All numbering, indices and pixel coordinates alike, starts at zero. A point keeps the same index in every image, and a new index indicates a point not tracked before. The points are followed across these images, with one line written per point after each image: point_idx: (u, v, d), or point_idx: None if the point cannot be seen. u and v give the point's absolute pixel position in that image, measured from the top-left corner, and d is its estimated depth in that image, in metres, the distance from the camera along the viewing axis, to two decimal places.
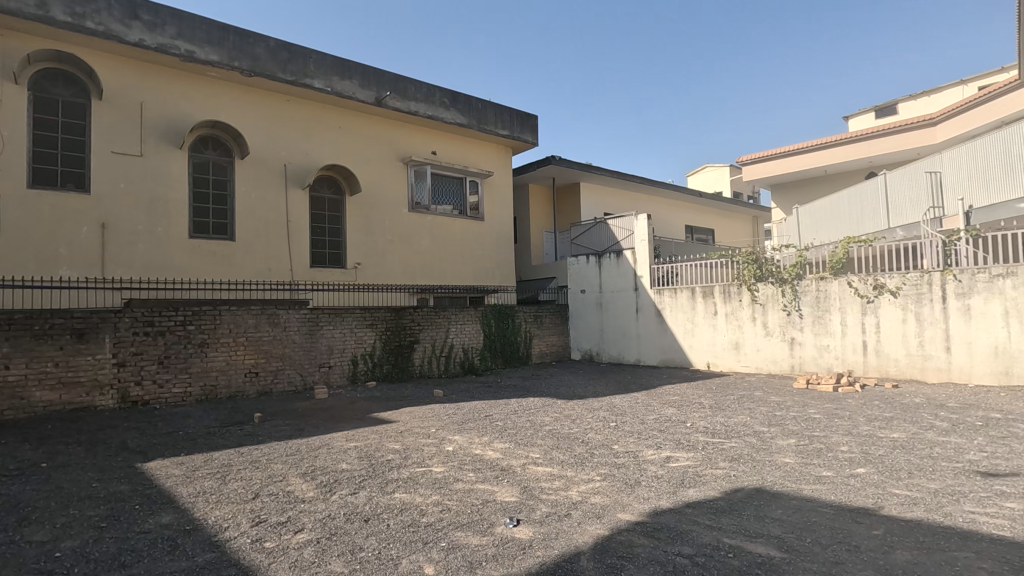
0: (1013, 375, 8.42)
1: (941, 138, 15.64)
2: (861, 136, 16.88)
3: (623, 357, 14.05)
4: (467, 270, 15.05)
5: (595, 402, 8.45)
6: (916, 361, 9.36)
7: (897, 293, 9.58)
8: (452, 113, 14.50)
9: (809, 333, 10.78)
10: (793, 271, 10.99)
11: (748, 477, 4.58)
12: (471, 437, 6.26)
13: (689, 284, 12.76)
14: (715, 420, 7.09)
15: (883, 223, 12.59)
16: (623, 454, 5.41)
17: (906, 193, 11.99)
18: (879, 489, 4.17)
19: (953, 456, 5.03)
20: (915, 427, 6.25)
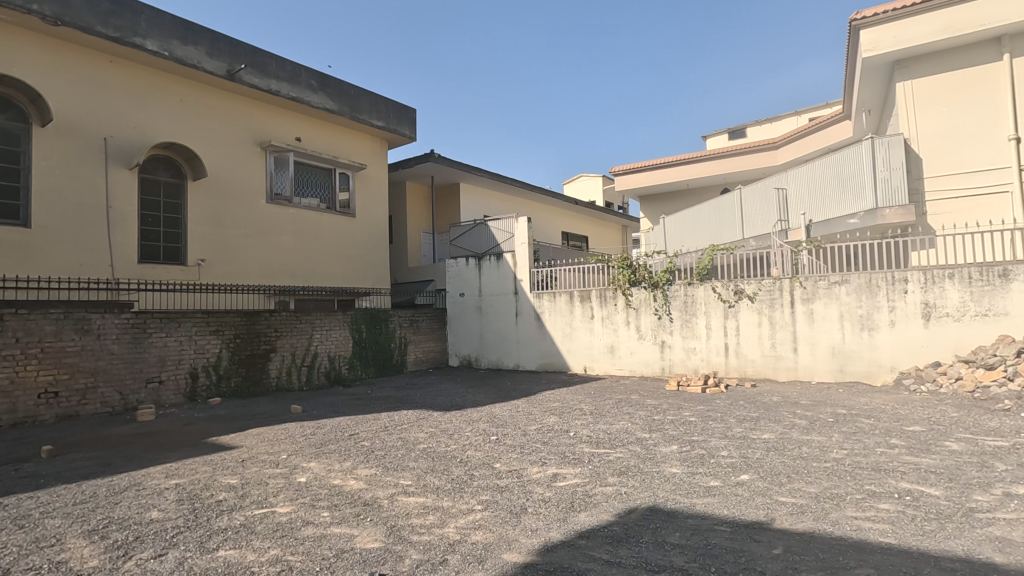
0: (846, 372, 9.30)
1: (782, 159, 17.38)
2: (718, 154, 18.25)
3: (503, 362, 13.71)
4: (337, 270, 13.74)
5: (474, 413, 7.86)
6: (770, 361, 10.04)
7: (753, 298, 10.21)
8: (321, 97, 13.16)
9: (677, 336, 11.16)
10: (664, 276, 11.30)
11: (638, 493, 4.25)
12: (330, 463, 5.32)
13: (568, 288, 12.71)
14: (597, 427, 6.84)
15: (737, 233, 13.53)
16: (506, 474, 4.85)
17: (759, 206, 12.98)
18: (767, 498, 4.04)
19: (821, 455, 5.17)
20: (780, 426, 6.47)
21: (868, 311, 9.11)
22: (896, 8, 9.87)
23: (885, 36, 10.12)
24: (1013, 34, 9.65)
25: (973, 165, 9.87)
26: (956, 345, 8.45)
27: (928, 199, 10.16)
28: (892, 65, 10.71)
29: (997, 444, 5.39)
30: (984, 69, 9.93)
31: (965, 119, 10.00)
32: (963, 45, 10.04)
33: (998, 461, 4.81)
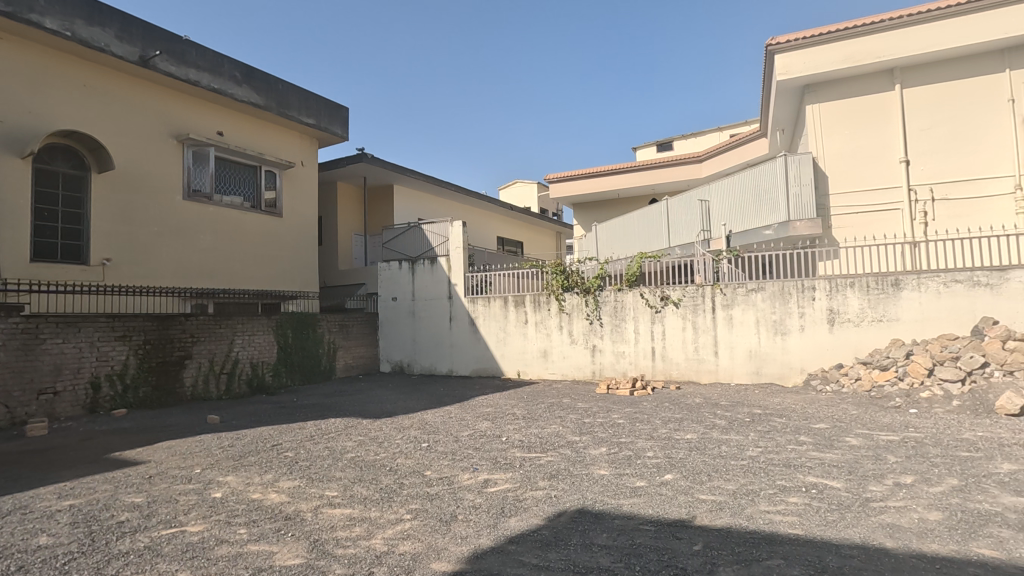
0: (761, 374, 9.91)
1: (705, 172, 18.33)
2: (647, 165, 18.98)
3: (436, 367, 13.56)
4: (261, 273, 13.08)
5: (406, 420, 7.70)
6: (693, 364, 10.52)
7: (678, 304, 10.67)
8: (245, 91, 12.51)
9: (608, 340, 11.47)
10: (595, 282, 11.58)
11: (568, 496, 4.31)
12: (249, 476, 5.03)
13: (502, 293, 12.75)
14: (529, 431, 6.89)
15: (664, 242, 14.10)
16: (436, 482, 4.77)
17: (684, 216, 13.60)
18: (688, 496, 4.21)
19: (738, 454, 5.46)
20: (702, 427, 6.78)
21: (780, 317, 9.75)
22: (807, 37, 10.69)
23: (797, 61, 10.93)
24: (904, 67, 10.68)
25: (871, 184, 10.82)
26: (856, 348, 9.21)
27: (832, 214, 11.03)
28: (802, 89, 11.57)
29: (889, 438, 5.92)
30: (880, 97, 10.93)
31: (863, 141, 10.95)
32: (863, 74, 11.00)
33: (890, 454, 5.28)
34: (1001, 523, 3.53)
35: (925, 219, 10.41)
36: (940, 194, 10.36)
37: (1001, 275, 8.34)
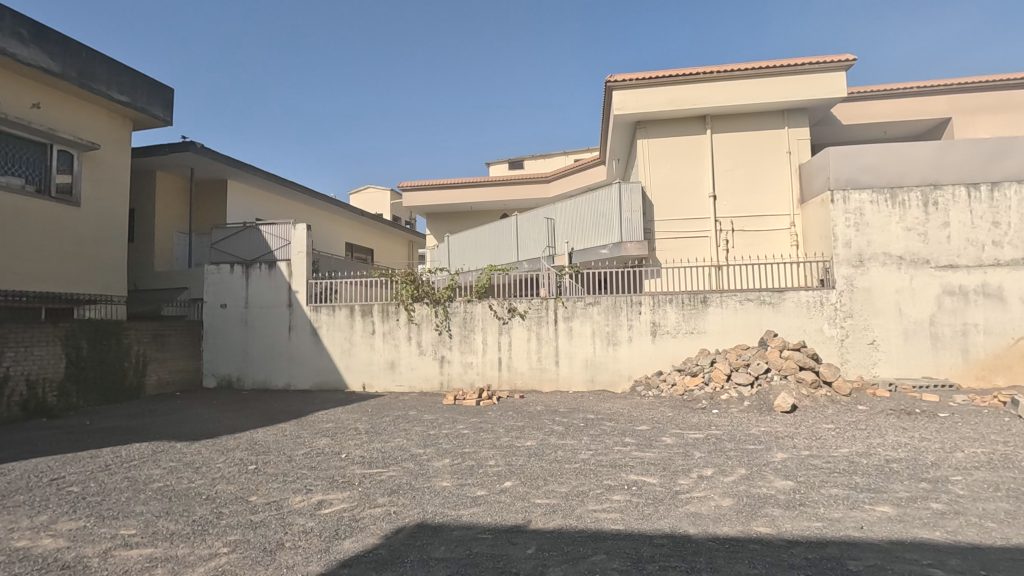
0: (595, 381, 10.72)
1: (552, 192, 19.49)
2: (499, 181, 19.59)
3: (270, 381, 12.46)
4: (47, 272, 10.87)
5: (230, 441, 6.94)
6: (536, 373, 11.03)
7: (524, 316, 11.12)
8: (34, 52, 10.40)
9: (456, 351, 11.54)
10: (446, 293, 11.59)
11: (407, 511, 4.22)
12: (14, 521, 4.10)
13: (348, 302, 12.15)
14: (371, 446, 6.62)
15: (513, 256, 14.66)
16: (263, 508, 4.35)
17: (531, 232, 14.26)
18: (525, 501, 4.38)
19: (571, 457, 5.82)
20: (541, 433, 7.13)
21: (613, 329, 10.67)
22: (640, 79, 11.95)
23: (631, 99, 12.16)
24: (714, 115, 12.45)
25: (687, 214, 12.40)
26: (673, 357, 10.43)
27: (657, 238, 12.42)
28: (634, 125, 12.90)
29: (696, 435, 6.78)
30: (695, 139, 12.60)
31: (682, 176, 12.53)
32: (683, 118, 12.59)
33: (696, 450, 6.05)
34: (775, 503, 4.22)
35: (727, 246, 12.22)
36: (738, 226, 12.24)
37: (780, 296, 10.08)
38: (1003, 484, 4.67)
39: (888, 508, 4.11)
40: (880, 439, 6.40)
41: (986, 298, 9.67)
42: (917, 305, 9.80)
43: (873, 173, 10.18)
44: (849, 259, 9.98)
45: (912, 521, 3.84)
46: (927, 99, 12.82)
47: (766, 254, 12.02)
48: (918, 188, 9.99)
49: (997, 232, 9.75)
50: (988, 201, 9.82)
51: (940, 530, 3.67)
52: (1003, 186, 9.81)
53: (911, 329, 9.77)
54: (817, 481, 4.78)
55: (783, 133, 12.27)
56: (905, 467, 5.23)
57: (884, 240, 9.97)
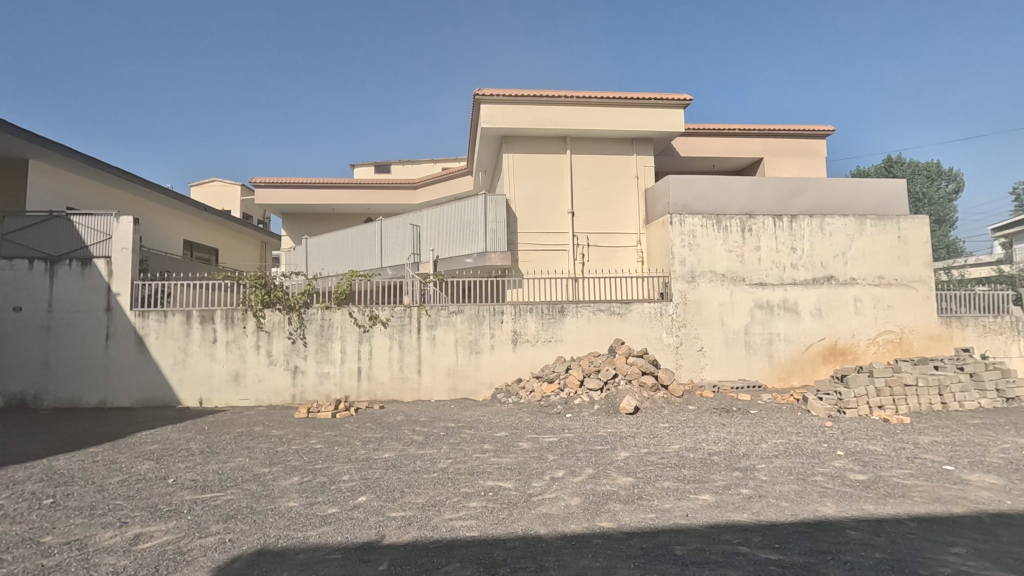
0: (457, 390, 10.77)
1: (419, 200, 19.26)
2: (364, 184, 18.88)
3: (80, 399, 10.64)
4: None
5: (20, 472, 5.77)
6: (397, 383, 10.77)
7: (386, 324, 10.78)
8: None
9: (311, 360, 10.84)
10: (301, 298, 10.84)
11: (246, 537, 3.85)
12: None
13: (185, 307, 10.81)
14: (206, 468, 5.94)
15: (377, 262, 14.20)
16: (60, 549, 3.68)
17: (396, 238, 13.93)
18: (380, 516, 4.24)
19: (430, 467, 5.76)
20: (400, 444, 6.96)
21: (476, 337, 10.81)
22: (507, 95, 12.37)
23: (498, 114, 12.53)
24: (573, 137, 13.29)
25: (548, 227, 13.05)
26: (532, 364, 10.86)
27: (519, 249, 12.88)
28: (501, 139, 13.29)
29: (550, 439, 7.10)
30: (556, 158, 13.32)
31: (543, 192, 13.16)
32: (545, 137, 13.25)
33: (550, 453, 6.34)
34: (617, 499, 4.57)
35: (582, 259, 13.06)
36: (593, 241, 13.16)
37: (627, 306, 11.02)
38: (794, 468, 5.56)
39: (708, 496, 4.66)
40: (705, 435, 7.26)
41: (786, 311, 11.50)
42: (736, 317, 11.31)
43: (703, 201, 11.70)
44: (684, 274, 11.23)
45: (726, 506, 4.40)
46: (745, 140, 14.94)
47: (617, 268, 13.05)
48: (738, 216, 11.58)
49: (795, 256, 11.66)
50: (788, 230, 11.71)
51: (747, 511, 4.26)
52: (799, 218, 11.78)
53: (731, 338, 11.25)
54: (653, 476, 5.28)
55: (632, 159, 13.49)
56: (723, 459, 5.99)
57: (711, 259, 11.37)
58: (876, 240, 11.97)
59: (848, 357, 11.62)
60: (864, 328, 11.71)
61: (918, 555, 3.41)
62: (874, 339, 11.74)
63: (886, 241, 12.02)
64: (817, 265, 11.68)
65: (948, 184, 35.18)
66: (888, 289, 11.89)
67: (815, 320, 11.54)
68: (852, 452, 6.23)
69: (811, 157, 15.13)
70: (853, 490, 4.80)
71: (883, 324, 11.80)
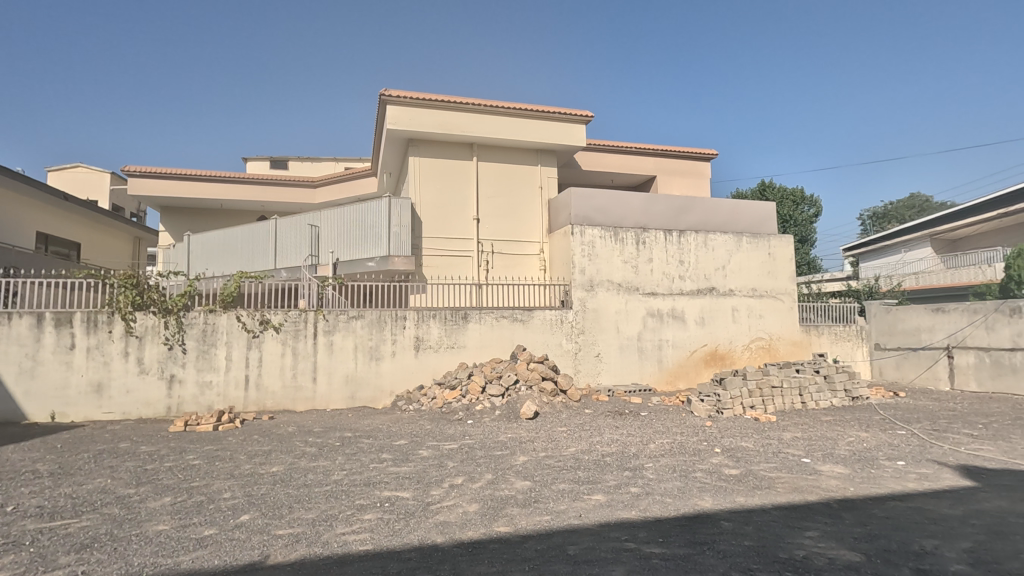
0: (355, 398, 10.38)
1: (319, 199, 18.38)
2: (258, 180, 17.68)
3: None
4: None
5: None
6: (289, 392, 10.16)
7: (278, 329, 10.13)
8: None
9: (191, 368, 9.91)
10: (180, 301, 9.88)
11: (103, 569, 3.42)
12: None
13: (34, 308, 9.38)
14: (56, 492, 5.21)
15: (270, 263, 13.34)
16: None
17: (291, 239, 13.18)
18: (264, 535, 3.96)
19: (323, 480, 5.49)
20: (290, 457, 6.57)
21: (376, 343, 10.49)
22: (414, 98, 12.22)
23: (404, 116, 12.31)
24: (480, 144, 13.40)
25: (453, 233, 13.01)
26: (433, 371, 10.74)
27: (424, 254, 12.71)
28: (407, 142, 13.08)
29: (451, 446, 7.06)
30: (463, 165, 13.34)
31: (449, 198, 13.11)
32: (452, 143, 13.23)
33: (449, 460, 6.30)
34: (514, 503, 4.64)
35: (487, 266, 13.16)
36: (497, 249, 13.31)
37: (529, 313, 11.26)
38: (677, 466, 5.97)
39: (600, 495, 4.87)
40: (599, 437, 7.58)
41: (675, 319, 12.36)
42: (630, 324, 11.96)
43: (603, 214, 12.27)
44: (583, 283, 11.68)
45: (617, 504, 4.62)
46: (641, 158, 15.89)
47: (520, 276, 13.31)
48: (633, 229, 12.29)
49: (682, 269, 12.58)
50: (677, 244, 12.62)
51: (635, 509, 4.50)
52: (686, 233, 12.74)
53: (625, 344, 11.86)
54: (549, 479, 5.42)
55: (536, 169, 13.86)
56: (615, 459, 6.29)
57: (608, 269, 11.94)
58: (751, 255, 13.24)
59: (726, 361, 12.71)
60: (740, 335, 12.89)
61: (779, 540, 3.79)
62: (748, 345, 12.95)
63: (759, 256, 13.34)
64: (701, 278, 12.69)
65: (809, 209, 39.73)
66: (759, 300, 13.19)
67: (699, 328, 12.51)
68: (728, 449, 6.82)
69: (697, 178, 16.42)
70: (727, 484, 5.25)
71: (756, 332, 13.06)
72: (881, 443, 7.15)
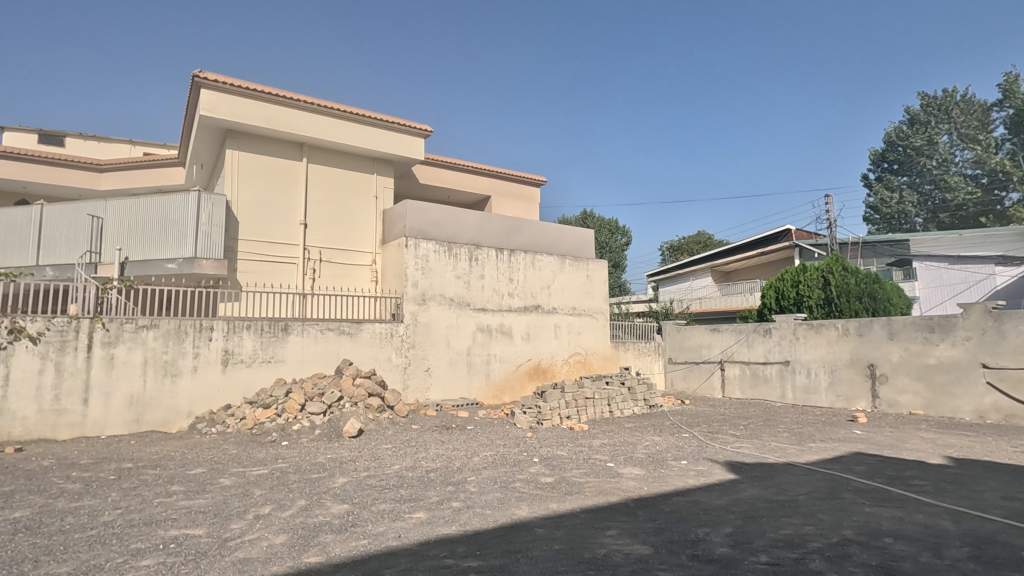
0: (141, 422, 8.83)
1: (106, 186, 15.52)
2: (18, 155, 14.33)
3: None
4: None
5: None
6: (47, 418, 8.21)
7: (37, 340, 8.18)
8: None
9: None
10: None
11: None
12: None
13: None
14: None
15: (30, 259, 10.87)
16: None
17: (63, 231, 10.92)
18: None
19: (87, 523, 4.55)
20: (41, 498, 5.32)
21: (172, 358, 9.10)
22: (235, 86, 11.09)
23: (221, 104, 11.05)
24: (311, 145, 12.60)
25: (275, 238, 11.96)
26: (244, 389, 9.66)
27: (238, 258, 11.44)
28: (224, 134, 11.75)
29: (259, 472, 6.38)
30: (290, 165, 12.37)
31: (272, 199, 12.03)
32: (279, 140, 12.23)
33: (256, 488, 5.69)
34: (328, 530, 4.34)
35: (312, 275, 12.33)
36: (325, 257, 12.57)
37: (357, 326, 10.80)
38: (498, 477, 6.16)
39: (421, 513, 4.80)
40: (424, 453, 7.50)
41: (502, 334, 12.86)
42: (460, 339, 12.13)
43: (437, 228, 12.31)
44: (415, 297, 11.56)
45: (437, 521, 4.59)
46: (476, 178, 16.38)
47: (349, 287, 12.72)
48: (467, 246, 12.55)
49: (511, 286, 13.18)
50: (508, 262, 13.21)
51: (455, 524, 4.51)
52: (516, 253, 13.41)
53: (455, 358, 11.98)
54: (369, 500, 5.18)
55: (371, 178, 13.45)
56: (438, 475, 6.27)
57: (441, 284, 12.00)
58: (572, 277, 14.40)
59: (547, 375, 13.57)
60: (560, 350, 13.88)
61: (584, 541, 4.10)
62: (567, 359, 13.99)
63: (579, 278, 14.57)
64: (528, 295, 13.43)
65: (623, 238, 44.59)
66: (578, 318, 14.38)
67: (524, 343, 13.19)
68: (544, 458, 7.24)
69: (527, 202, 17.44)
70: (542, 492, 5.55)
71: (574, 347, 14.18)
72: (670, 446, 8.22)
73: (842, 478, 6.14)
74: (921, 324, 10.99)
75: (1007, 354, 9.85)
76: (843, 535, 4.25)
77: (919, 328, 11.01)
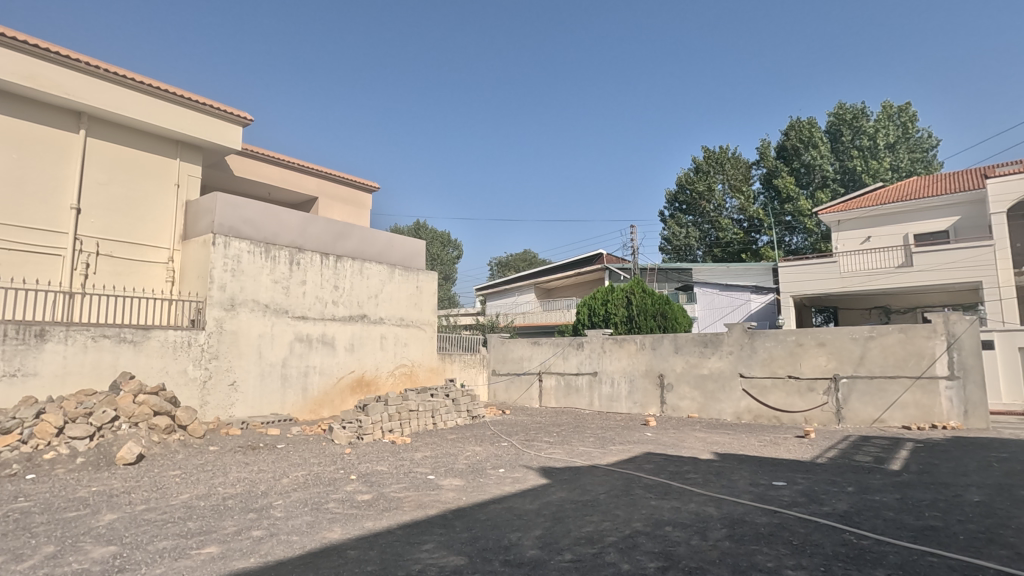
0: None
1: None
2: None
3: None
4: None
5: None
6: None
7: None
8: None
9: None
10: None
11: None
12: None
13: None
14: None
15: None
16: None
17: None
18: None
19: None
20: None
21: None
22: None
23: None
24: (92, 116, 10.57)
25: (31, 223, 9.71)
26: None
27: None
28: None
29: None
30: (60, 136, 10.17)
31: (30, 174, 9.76)
32: (45, 104, 10.02)
33: None
34: None
35: (85, 271, 10.27)
36: (104, 250, 10.58)
37: (144, 333, 9.27)
38: (308, 499, 5.71)
39: (213, 547, 4.22)
40: (222, 478, 6.66)
41: (323, 345, 12.09)
42: (274, 349, 11.10)
43: (252, 227, 11.17)
44: (222, 301, 10.29)
45: (232, 554, 4.07)
46: (302, 176, 15.30)
47: (136, 287, 10.85)
48: (287, 248, 11.58)
49: (336, 294, 12.51)
50: (333, 268, 12.52)
51: (254, 555, 4.05)
52: (343, 259, 12.77)
53: (266, 371, 10.91)
54: (145, 538, 4.41)
55: (173, 164, 11.73)
56: (237, 501, 5.60)
57: (254, 288, 10.87)
58: (401, 287, 14.17)
59: (370, 388, 13.08)
60: (385, 362, 13.52)
61: (399, 559, 3.99)
62: (392, 371, 13.66)
63: (408, 289, 14.40)
64: (354, 304, 12.87)
65: (453, 251, 45.42)
66: (405, 329, 14.16)
67: (347, 355, 12.56)
68: (362, 474, 6.93)
69: (357, 208, 16.78)
70: (357, 511, 5.29)
71: (399, 359, 13.90)
72: (488, 455, 8.47)
73: (635, 476, 6.93)
74: (698, 340, 13.01)
75: (757, 364, 12.12)
76: (633, 527, 4.78)
77: (697, 343, 13.02)
